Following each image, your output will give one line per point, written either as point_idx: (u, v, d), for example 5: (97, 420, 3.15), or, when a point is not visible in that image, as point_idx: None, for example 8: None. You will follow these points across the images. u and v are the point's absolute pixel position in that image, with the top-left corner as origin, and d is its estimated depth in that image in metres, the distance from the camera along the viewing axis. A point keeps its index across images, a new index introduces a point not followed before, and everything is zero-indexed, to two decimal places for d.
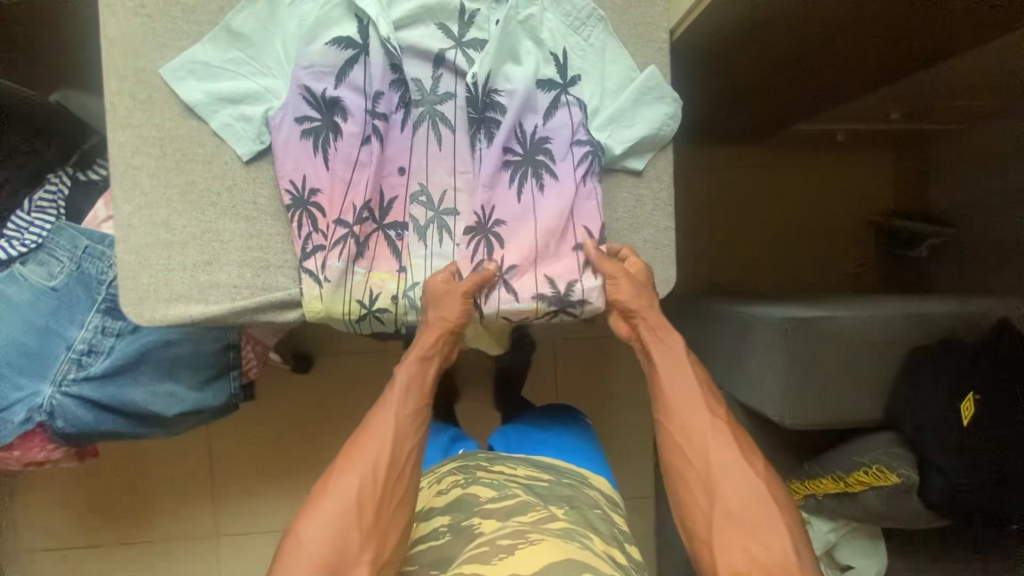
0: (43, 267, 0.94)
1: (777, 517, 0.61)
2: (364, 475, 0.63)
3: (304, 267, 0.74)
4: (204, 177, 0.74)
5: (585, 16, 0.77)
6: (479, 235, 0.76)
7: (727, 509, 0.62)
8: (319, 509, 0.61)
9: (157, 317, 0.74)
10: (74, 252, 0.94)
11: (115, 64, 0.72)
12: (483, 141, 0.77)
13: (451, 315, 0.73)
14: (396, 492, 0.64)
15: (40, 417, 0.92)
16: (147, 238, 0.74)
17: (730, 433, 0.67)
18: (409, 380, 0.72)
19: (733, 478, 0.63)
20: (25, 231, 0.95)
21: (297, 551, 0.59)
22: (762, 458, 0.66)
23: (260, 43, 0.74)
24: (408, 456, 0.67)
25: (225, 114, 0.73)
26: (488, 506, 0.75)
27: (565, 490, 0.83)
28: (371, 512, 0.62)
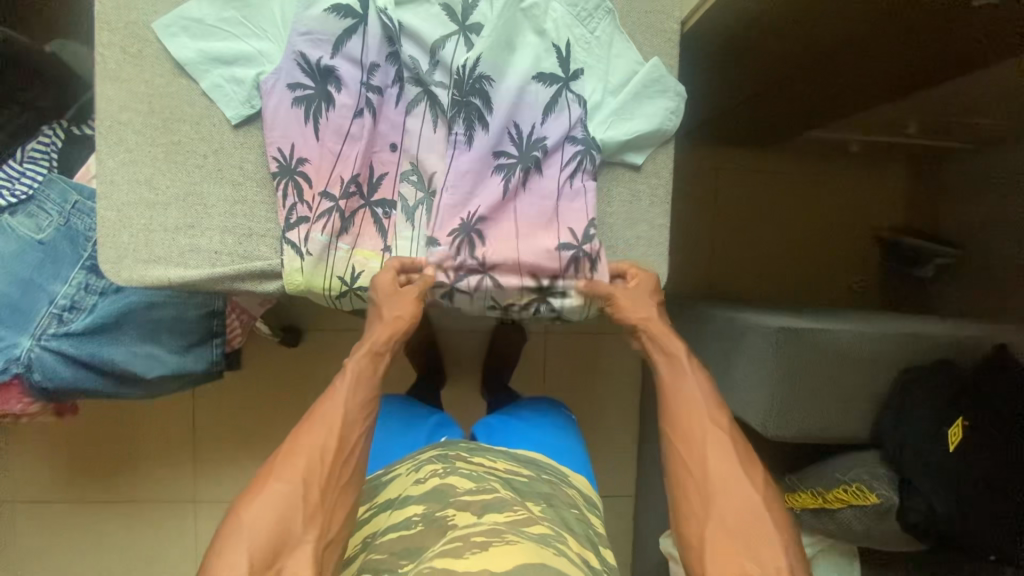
0: (31, 219, 0.93)
1: (775, 533, 0.57)
2: (311, 457, 0.60)
3: (286, 237, 0.72)
4: (191, 139, 0.73)
5: (592, 8, 0.75)
6: (462, 235, 0.73)
7: (726, 523, 0.58)
8: (263, 488, 0.58)
9: (134, 279, 0.73)
10: (64, 207, 0.95)
11: (106, 16, 0.71)
12: (460, 127, 0.73)
13: (404, 312, 0.71)
14: (344, 475, 0.62)
15: (18, 369, 0.90)
16: (129, 196, 0.72)
17: (730, 441, 0.64)
18: (362, 366, 0.69)
19: (731, 489, 0.60)
20: (15, 180, 0.94)
21: (236, 532, 0.56)
22: (762, 471, 0.63)
23: (258, 4, 0.72)
24: (357, 441, 0.64)
25: (216, 75, 0.72)
26: (465, 498, 0.72)
27: (545, 490, 0.82)
28: (317, 493, 0.59)
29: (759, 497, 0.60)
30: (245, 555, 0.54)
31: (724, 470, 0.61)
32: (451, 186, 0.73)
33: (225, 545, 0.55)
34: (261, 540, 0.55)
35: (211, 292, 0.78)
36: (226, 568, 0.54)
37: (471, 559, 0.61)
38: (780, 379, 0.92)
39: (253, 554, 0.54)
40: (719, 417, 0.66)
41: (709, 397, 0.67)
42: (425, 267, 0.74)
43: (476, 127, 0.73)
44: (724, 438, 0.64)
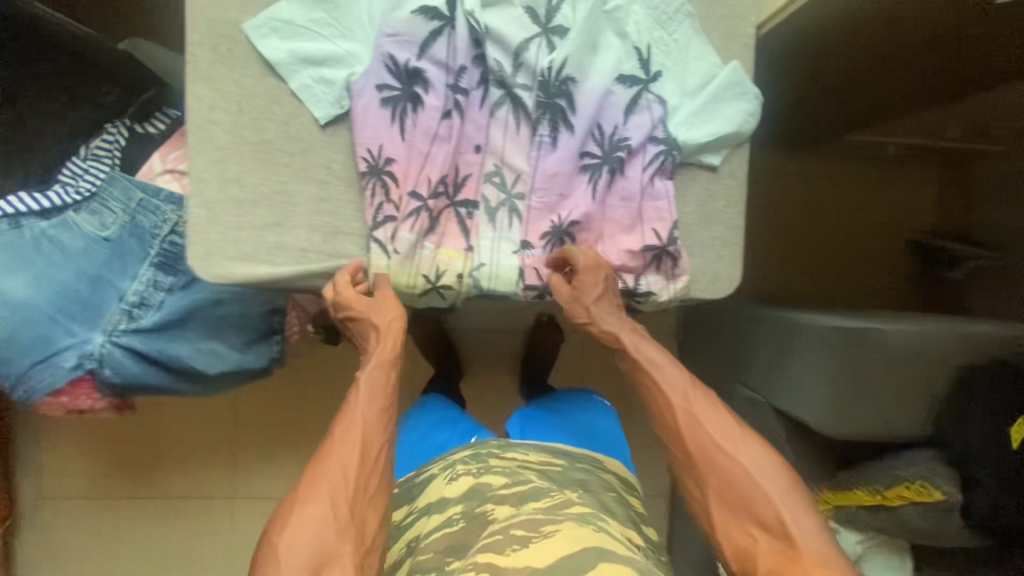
0: (95, 216, 0.94)
1: (767, 494, 0.61)
2: (335, 477, 0.62)
3: (373, 236, 0.74)
4: (280, 138, 0.73)
5: (672, 12, 0.76)
6: (555, 238, 0.77)
7: (722, 497, 0.63)
8: (294, 513, 0.60)
9: (223, 275, 0.74)
10: (128, 204, 0.95)
11: (199, 16, 0.71)
12: (545, 128, 0.75)
13: (391, 317, 0.74)
14: (370, 485, 0.64)
15: (91, 365, 0.91)
16: (219, 194, 0.73)
17: (699, 413, 0.67)
18: (372, 380, 0.71)
19: (715, 464, 0.64)
20: (80, 178, 0.95)
21: (277, 560, 0.57)
22: (740, 431, 0.65)
23: (348, 6, 0.73)
24: (376, 453, 0.66)
25: (306, 75, 0.72)
26: (501, 493, 0.75)
27: (580, 476, 0.84)
28: (347, 507, 0.61)
29: (741, 463, 0.63)
30: None
31: (704, 446, 0.65)
32: (539, 189, 0.76)
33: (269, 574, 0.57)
34: (300, 561, 0.57)
35: (290, 290, 0.79)
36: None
37: (515, 556, 0.62)
38: (839, 377, 0.94)
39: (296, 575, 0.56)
40: (688, 393, 0.68)
41: (676, 376, 0.70)
42: (517, 266, 0.77)
43: (561, 127, 0.75)
44: (697, 417, 0.66)
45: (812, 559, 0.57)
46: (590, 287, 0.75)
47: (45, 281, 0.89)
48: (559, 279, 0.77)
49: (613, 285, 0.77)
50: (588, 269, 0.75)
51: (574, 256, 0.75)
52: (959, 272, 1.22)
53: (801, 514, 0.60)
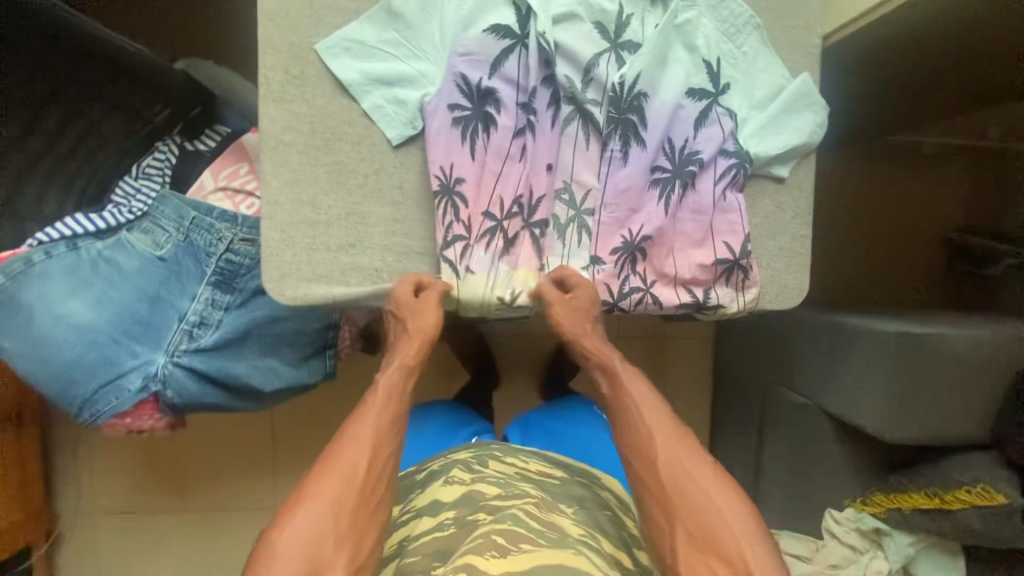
0: (149, 236, 0.94)
1: (733, 533, 0.55)
2: (341, 481, 0.57)
3: (444, 256, 0.74)
4: (353, 158, 0.73)
5: (740, 24, 0.76)
6: (626, 254, 0.77)
7: (687, 532, 0.56)
8: (296, 513, 0.55)
9: (297, 297, 0.74)
10: (181, 222, 0.93)
11: (272, 38, 0.71)
12: (616, 143, 0.75)
13: (427, 322, 0.72)
14: (377, 494, 0.59)
15: (155, 387, 0.91)
16: (293, 216, 0.73)
17: (678, 440, 0.62)
18: (390, 388, 0.67)
19: (686, 494, 0.58)
20: (133, 200, 0.95)
21: (271, 563, 0.53)
22: (717, 467, 0.60)
23: (420, 26, 0.72)
24: (386, 462, 0.61)
25: (378, 95, 0.72)
26: (495, 502, 0.69)
27: (578, 491, 0.79)
28: (350, 514, 0.56)
29: (713, 498, 0.58)
30: None
31: (677, 475, 0.59)
32: (610, 206, 0.76)
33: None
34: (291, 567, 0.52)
35: (359, 309, 0.79)
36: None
37: (493, 563, 0.57)
38: (895, 382, 0.94)
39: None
40: (669, 421, 0.63)
41: (653, 399, 0.66)
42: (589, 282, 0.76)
43: (632, 142, 0.75)
44: (670, 439, 0.62)
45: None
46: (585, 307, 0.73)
47: (106, 303, 0.89)
48: (550, 289, 0.73)
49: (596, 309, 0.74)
50: (581, 287, 0.73)
51: (576, 283, 0.74)
52: (1000, 268, 1.14)
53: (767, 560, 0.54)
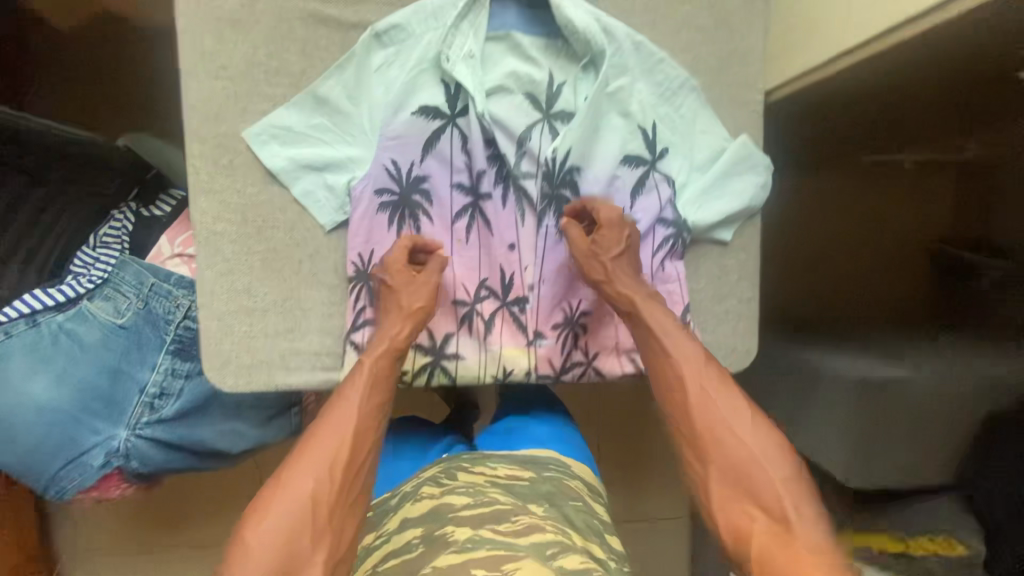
0: (110, 303, 0.94)
1: (772, 479, 0.56)
2: (317, 480, 0.56)
3: (350, 339, 0.73)
4: (286, 245, 0.73)
5: (677, 86, 0.74)
6: (567, 328, 0.76)
7: (721, 470, 0.58)
8: (267, 509, 0.54)
9: (240, 384, 0.74)
10: (141, 290, 0.94)
11: (198, 130, 0.71)
12: (551, 218, 0.75)
13: (421, 301, 0.70)
14: (357, 489, 0.59)
15: (119, 461, 0.92)
16: (229, 304, 0.73)
17: (709, 382, 0.62)
18: (377, 373, 0.66)
19: (717, 440, 0.59)
20: (91, 268, 0.94)
21: (242, 555, 0.51)
22: (750, 409, 0.61)
23: (348, 110, 0.71)
24: (363, 460, 0.60)
25: (308, 181, 0.72)
26: (463, 514, 0.67)
27: (546, 489, 0.77)
28: (328, 508, 0.55)
29: (748, 446, 0.58)
30: None
31: (710, 421, 0.60)
32: (548, 280, 0.76)
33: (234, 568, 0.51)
34: (263, 562, 0.51)
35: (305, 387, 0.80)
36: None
37: None
38: None
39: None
40: (700, 372, 0.63)
41: (696, 358, 0.64)
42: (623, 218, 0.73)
43: (567, 217, 0.75)
44: (708, 394, 0.62)
45: (808, 546, 0.51)
46: (607, 247, 0.70)
47: (67, 379, 0.90)
48: (577, 229, 0.72)
49: (636, 243, 0.73)
50: (607, 224, 0.71)
51: (598, 212, 0.72)
52: None
53: (805, 502, 0.55)
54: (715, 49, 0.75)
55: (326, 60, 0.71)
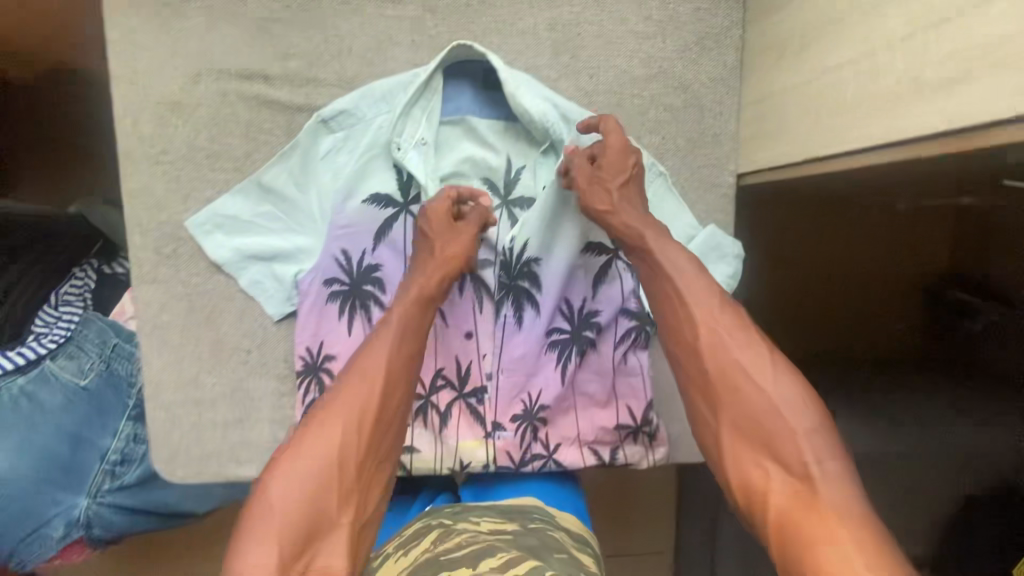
0: (73, 362, 0.90)
1: (791, 429, 0.51)
2: (342, 439, 0.52)
3: None
4: (233, 335, 0.70)
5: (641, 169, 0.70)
6: (526, 420, 0.73)
7: (738, 424, 0.54)
8: (291, 466, 0.50)
9: (189, 476, 0.72)
10: (102, 351, 0.91)
11: (140, 219, 0.68)
12: (509, 308, 0.71)
13: (459, 250, 0.64)
14: (382, 452, 0.55)
15: (79, 530, 0.90)
16: (176, 395, 0.71)
17: (725, 332, 0.57)
18: (407, 321, 0.60)
19: (735, 390, 0.54)
20: (52, 326, 0.89)
21: (263, 505, 0.49)
22: (771, 355, 0.55)
23: (295, 198, 0.68)
24: (390, 420, 0.56)
25: (255, 271, 0.69)
26: (453, 557, 0.51)
27: (529, 542, 0.57)
28: (353, 471, 0.52)
29: (767, 395, 0.53)
30: (275, 541, 0.47)
31: (726, 369, 0.55)
32: (506, 371, 0.72)
33: (255, 522, 0.48)
34: (287, 525, 0.48)
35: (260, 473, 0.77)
36: (248, 567, 0.46)
37: None
38: None
39: (284, 541, 0.47)
40: (715, 321, 0.58)
41: (711, 300, 0.59)
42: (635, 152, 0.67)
43: (525, 307, 0.71)
44: (719, 338, 0.57)
45: (833, 507, 0.46)
46: (613, 175, 0.65)
47: (26, 449, 0.84)
48: (580, 158, 0.66)
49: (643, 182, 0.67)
50: (612, 150, 0.65)
51: (608, 138, 0.65)
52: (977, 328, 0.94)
53: (826, 453, 0.50)
54: (686, 129, 0.70)
55: (271, 145, 0.67)
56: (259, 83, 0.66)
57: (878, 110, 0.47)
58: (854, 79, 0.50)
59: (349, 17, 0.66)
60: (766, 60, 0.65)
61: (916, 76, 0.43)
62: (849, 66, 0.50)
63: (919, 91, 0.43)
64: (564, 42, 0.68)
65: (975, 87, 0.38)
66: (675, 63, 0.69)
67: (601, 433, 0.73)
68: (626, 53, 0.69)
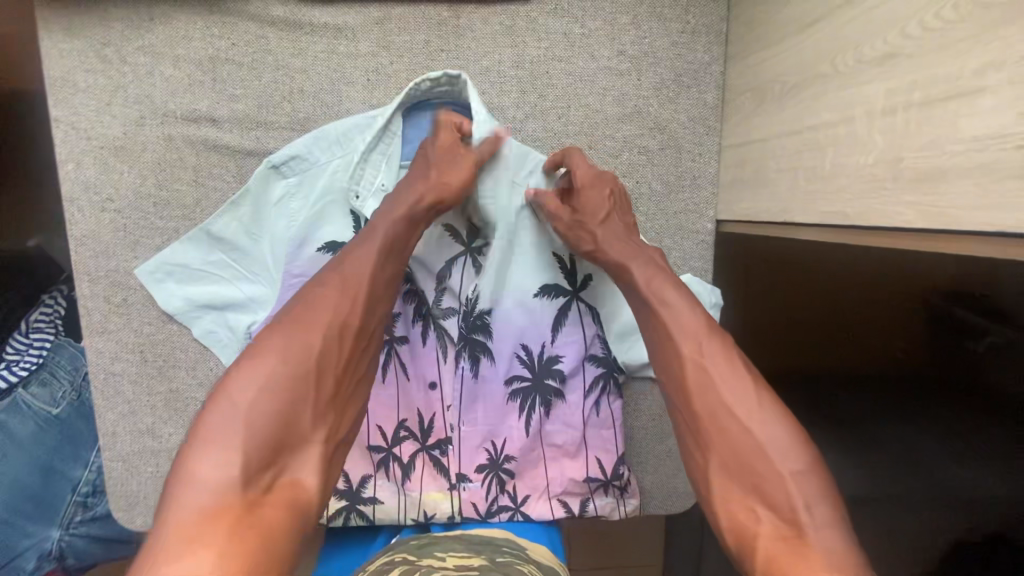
0: (46, 390, 0.81)
1: (779, 473, 0.45)
2: (319, 349, 0.48)
3: None
4: (189, 384, 0.68)
5: None
6: (492, 470, 0.69)
7: (725, 461, 0.47)
8: (258, 370, 0.45)
9: (149, 524, 0.71)
10: (75, 378, 0.83)
11: (87, 267, 0.65)
12: (467, 359, 0.68)
13: (455, 179, 0.59)
14: (359, 370, 0.52)
15: (50, 564, 0.82)
16: (133, 444, 0.69)
17: (711, 368, 0.50)
18: (393, 237, 0.56)
19: (721, 425, 0.48)
20: (23, 353, 0.80)
21: (229, 409, 0.43)
22: (758, 387, 0.48)
23: (247, 247, 0.65)
24: (368, 338, 0.53)
25: (208, 320, 0.66)
26: None
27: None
28: (330, 381, 0.48)
29: (755, 435, 0.46)
30: (242, 447, 0.42)
31: (712, 408, 0.49)
32: (470, 421, 0.69)
33: (218, 423, 0.43)
34: (253, 434, 0.43)
35: None
36: (204, 473, 0.41)
37: None
38: None
39: (248, 451, 0.42)
40: (701, 339, 0.51)
41: (694, 321, 0.53)
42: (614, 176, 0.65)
43: (482, 357, 0.68)
44: (707, 368, 0.50)
45: (827, 561, 0.40)
46: (593, 213, 0.61)
47: None
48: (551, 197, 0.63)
49: (626, 201, 0.64)
50: (589, 185, 0.61)
51: (575, 170, 0.62)
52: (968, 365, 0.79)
53: (818, 497, 0.43)
54: (662, 172, 0.66)
55: (221, 191, 0.64)
56: (207, 126, 0.63)
57: (855, 190, 0.43)
58: (830, 145, 0.45)
59: (300, 56, 0.62)
60: (744, 103, 0.60)
61: (893, 158, 0.39)
62: (825, 129, 0.46)
63: (897, 179, 0.39)
64: (530, 80, 0.64)
65: (952, 187, 0.35)
66: (651, 102, 0.65)
67: (570, 485, 0.70)
68: (597, 91, 0.64)
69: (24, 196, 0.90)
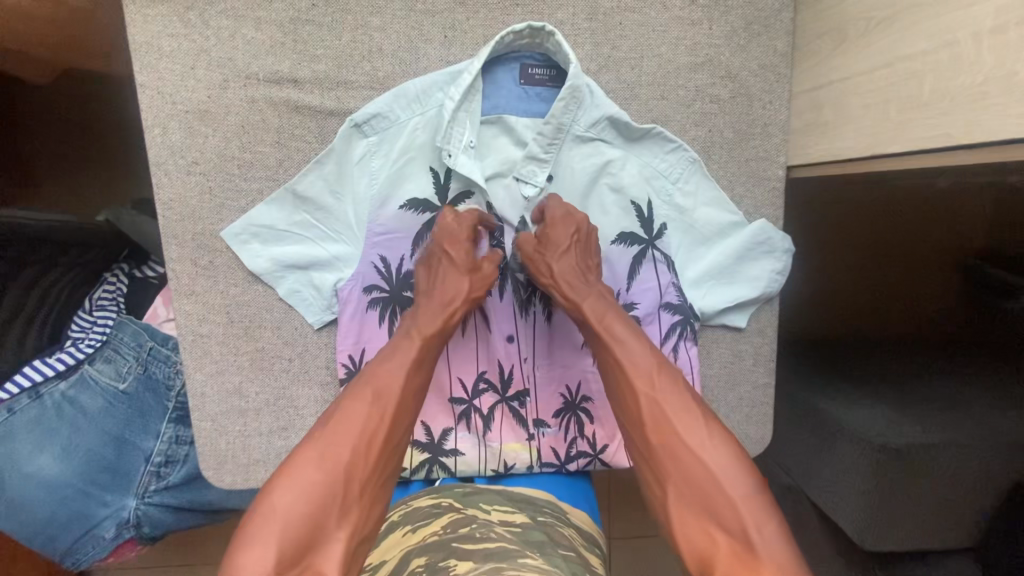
0: (110, 365, 0.79)
1: (730, 497, 0.47)
2: (358, 440, 0.50)
3: None
4: (274, 344, 0.70)
5: (671, 160, 0.67)
6: (569, 413, 0.72)
7: (680, 490, 0.49)
8: (298, 470, 0.48)
9: (237, 482, 0.73)
10: (140, 354, 0.79)
11: (174, 230, 0.66)
12: (537, 304, 0.70)
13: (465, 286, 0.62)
14: (385, 468, 0.52)
15: (130, 531, 0.80)
16: (221, 405, 0.71)
17: (665, 401, 0.52)
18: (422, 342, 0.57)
19: (677, 458, 0.49)
20: (88, 331, 0.80)
21: (268, 517, 0.46)
22: (707, 419, 0.51)
23: (330, 205, 0.66)
24: (404, 427, 0.54)
25: (293, 280, 0.68)
26: (470, 543, 0.47)
27: (535, 537, 0.51)
28: (356, 482, 0.49)
29: (708, 463, 0.48)
30: (272, 555, 0.44)
31: (669, 441, 0.50)
32: (545, 367, 0.71)
33: (256, 534, 0.45)
34: (284, 544, 0.45)
35: None
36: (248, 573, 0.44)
37: None
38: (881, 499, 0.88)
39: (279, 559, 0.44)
40: (653, 374, 0.53)
41: (644, 355, 0.55)
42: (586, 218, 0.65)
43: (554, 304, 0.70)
44: (658, 399, 0.52)
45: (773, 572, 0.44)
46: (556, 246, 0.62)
47: (73, 452, 0.75)
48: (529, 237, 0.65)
49: (592, 246, 0.64)
50: (556, 222, 0.64)
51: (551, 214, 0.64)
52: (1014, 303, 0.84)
53: (767, 518, 0.46)
54: (733, 120, 0.67)
55: (304, 151, 0.66)
56: (289, 87, 0.64)
57: (960, 111, 0.44)
58: (931, 71, 0.47)
59: (379, 14, 0.64)
60: (819, 46, 0.62)
61: (1006, 74, 0.41)
62: (921, 58, 0.47)
63: (1010, 91, 0.41)
64: (604, 32, 0.65)
65: None
66: (722, 50, 0.66)
67: None
68: (670, 41, 0.65)
69: (103, 176, 0.95)
